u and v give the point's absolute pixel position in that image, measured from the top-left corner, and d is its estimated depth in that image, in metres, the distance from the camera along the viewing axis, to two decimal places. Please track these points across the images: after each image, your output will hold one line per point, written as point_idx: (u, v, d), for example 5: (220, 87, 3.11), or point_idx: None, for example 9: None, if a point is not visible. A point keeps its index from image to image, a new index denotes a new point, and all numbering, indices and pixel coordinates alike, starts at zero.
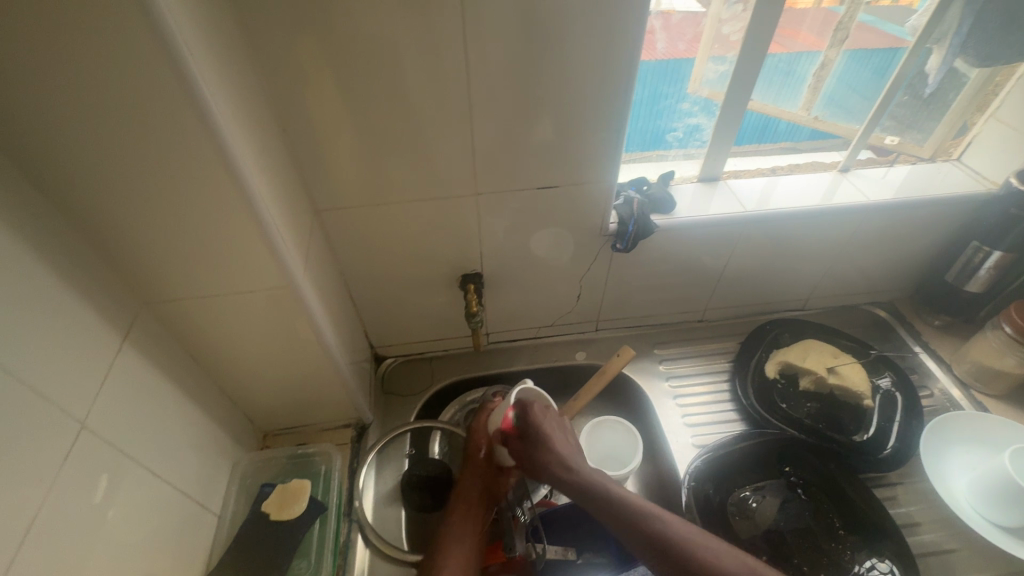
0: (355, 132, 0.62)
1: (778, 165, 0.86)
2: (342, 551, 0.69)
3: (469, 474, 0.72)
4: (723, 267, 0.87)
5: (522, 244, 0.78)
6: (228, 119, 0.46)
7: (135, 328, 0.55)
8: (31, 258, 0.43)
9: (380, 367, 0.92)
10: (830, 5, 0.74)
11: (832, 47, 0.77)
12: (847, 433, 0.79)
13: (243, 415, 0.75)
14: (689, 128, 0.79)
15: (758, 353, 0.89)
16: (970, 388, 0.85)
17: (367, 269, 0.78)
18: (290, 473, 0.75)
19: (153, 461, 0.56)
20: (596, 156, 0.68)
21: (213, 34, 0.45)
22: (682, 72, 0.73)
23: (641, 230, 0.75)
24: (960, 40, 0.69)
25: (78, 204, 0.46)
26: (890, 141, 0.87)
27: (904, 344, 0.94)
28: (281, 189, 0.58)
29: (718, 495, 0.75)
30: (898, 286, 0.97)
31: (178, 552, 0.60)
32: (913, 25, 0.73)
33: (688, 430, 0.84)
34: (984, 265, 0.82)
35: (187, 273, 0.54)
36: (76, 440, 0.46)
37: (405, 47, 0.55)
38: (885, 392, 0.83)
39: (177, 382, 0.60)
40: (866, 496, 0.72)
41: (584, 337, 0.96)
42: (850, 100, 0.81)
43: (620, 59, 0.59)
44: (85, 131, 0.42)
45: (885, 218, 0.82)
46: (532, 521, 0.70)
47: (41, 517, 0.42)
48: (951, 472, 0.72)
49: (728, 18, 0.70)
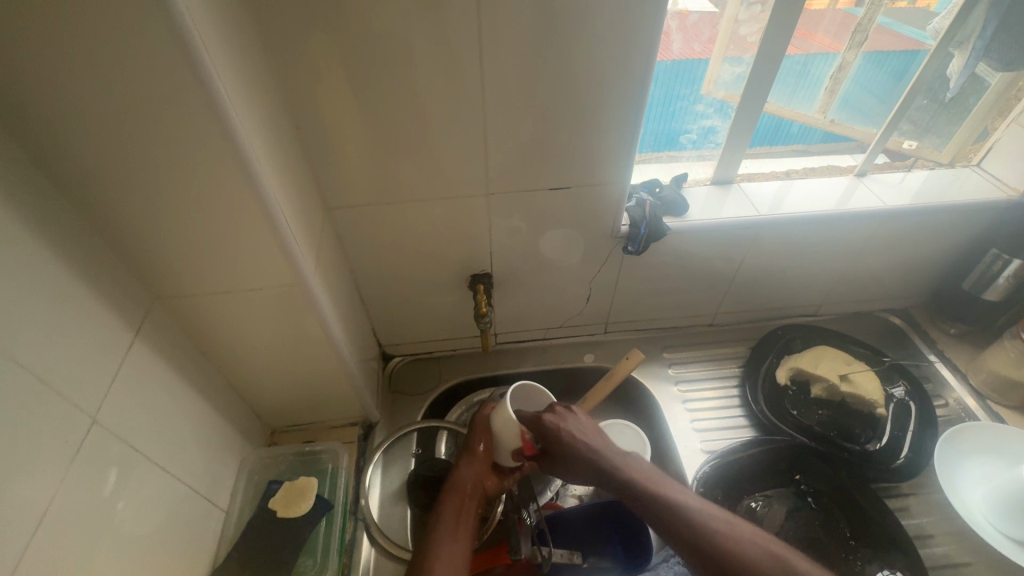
0: (368, 130, 0.62)
1: (792, 168, 0.85)
2: (348, 550, 0.69)
3: (469, 468, 0.68)
4: (735, 271, 0.86)
5: (533, 245, 0.78)
6: (241, 116, 0.46)
7: (146, 323, 0.55)
8: (44, 252, 0.43)
9: (387, 366, 0.92)
10: (846, 7, 0.72)
11: (849, 49, 0.76)
12: (859, 442, 0.77)
13: (251, 411, 0.76)
14: (703, 130, 0.78)
15: (769, 358, 0.88)
16: (986, 398, 0.84)
17: (377, 268, 0.78)
18: (297, 470, 0.75)
19: (162, 456, 0.56)
20: (609, 156, 0.68)
21: (228, 31, 0.45)
22: (696, 74, 0.73)
23: (653, 232, 0.74)
24: (984, 43, 0.67)
25: (93, 199, 0.46)
26: (907, 146, 0.85)
27: (918, 353, 0.92)
28: (293, 187, 0.58)
29: (726, 502, 0.75)
30: (913, 293, 0.96)
31: (185, 547, 0.60)
32: (935, 28, 0.71)
33: (696, 435, 0.83)
34: (1003, 273, 0.80)
35: (197, 269, 0.54)
36: (87, 435, 0.46)
37: (419, 45, 0.55)
38: (899, 401, 0.82)
39: (186, 377, 0.61)
40: (877, 507, 0.71)
41: (593, 339, 0.95)
42: (866, 103, 0.80)
43: (636, 58, 0.58)
44: (101, 127, 0.42)
45: (903, 224, 0.81)
46: (537, 524, 0.68)
47: (50, 512, 0.42)
48: (966, 485, 0.71)
49: (745, 19, 0.68)
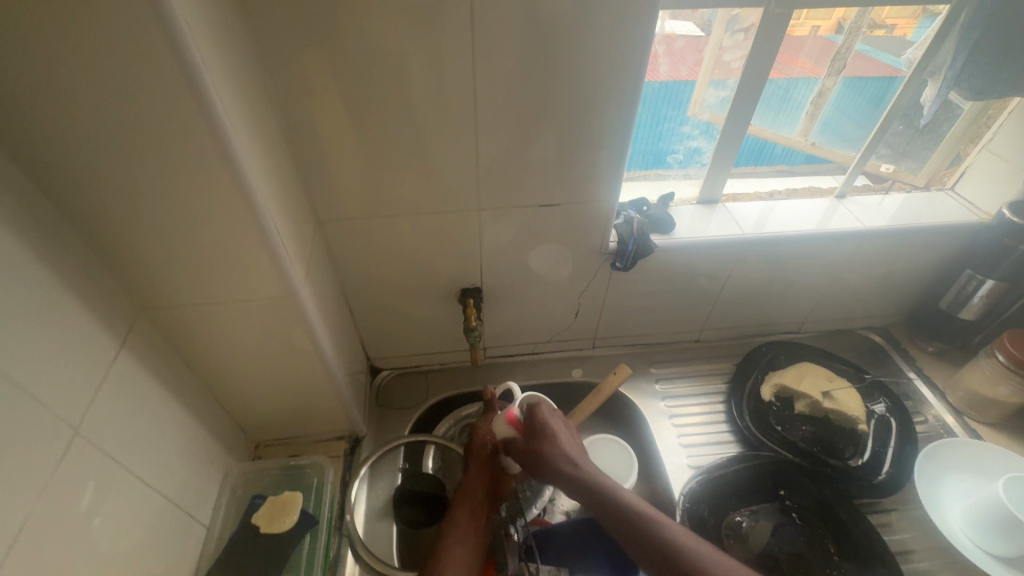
0: (360, 145, 0.63)
1: (776, 189, 0.88)
2: (331, 566, 0.68)
3: (472, 467, 0.74)
4: (721, 287, 0.87)
5: (522, 260, 0.78)
6: (236, 130, 0.46)
7: (132, 335, 0.54)
8: (31, 260, 0.43)
9: (375, 379, 0.92)
10: (828, 34, 0.74)
11: (830, 75, 0.78)
12: (842, 457, 0.79)
13: (236, 425, 0.75)
14: (689, 150, 0.81)
15: (753, 374, 0.90)
16: (964, 415, 0.86)
17: (366, 282, 0.78)
18: (282, 484, 0.74)
19: (143, 469, 0.55)
20: (597, 175, 0.69)
21: (225, 48, 0.46)
22: (682, 96, 0.74)
23: (640, 249, 0.76)
24: (954, 74, 0.69)
25: (81, 207, 0.46)
26: (885, 168, 0.88)
27: (898, 369, 0.94)
28: (285, 200, 0.58)
29: (714, 519, 0.75)
30: (893, 311, 0.98)
31: (163, 564, 0.58)
32: (909, 58, 0.74)
33: (683, 450, 0.84)
34: (978, 293, 0.83)
35: (185, 281, 0.54)
36: (68, 447, 0.45)
37: (412, 62, 0.56)
38: (880, 417, 0.84)
39: (171, 388, 0.60)
40: (857, 519, 0.72)
41: (581, 354, 0.96)
42: (846, 128, 0.83)
43: (624, 80, 0.60)
44: (93, 134, 0.42)
45: (882, 244, 0.83)
46: (525, 539, 0.69)
47: (28, 527, 0.41)
48: (945, 498, 0.73)
49: (730, 46, 0.70)
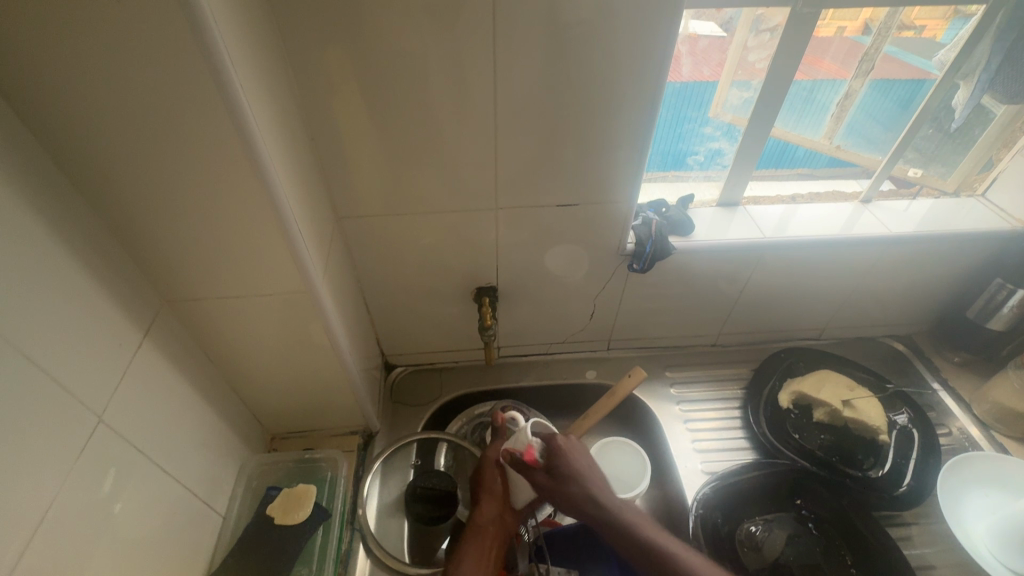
0: (379, 142, 0.63)
1: (798, 193, 0.86)
2: (343, 559, 0.69)
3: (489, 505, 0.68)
4: (739, 291, 0.86)
5: (538, 260, 0.78)
6: (261, 126, 0.47)
7: (156, 325, 0.56)
8: (59, 250, 0.44)
9: (390, 375, 0.93)
10: (854, 35, 0.72)
11: (856, 77, 0.75)
12: (861, 468, 0.77)
13: (252, 416, 0.76)
14: (710, 152, 0.80)
15: (771, 380, 0.88)
16: (990, 428, 0.84)
17: (383, 277, 0.78)
18: (296, 477, 0.75)
19: (163, 458, 0.56)
20: (616, 177, 0.69)
21: (252, 44, 0.47)
22: (704, 97, 0.73)
23: (658, 251, 0.75)
24: (989, 76, 0.68)
25: (107, 198, 0.47)
26: (913, 173, 0.86)
27: (921, 380, 0.92)
28: (307, 196, 0.58)
29: (727, 526, 0.74)
30: (917, 320, 0.96)
31: (181, 552, 0.59)
32: (941, 59, 0.72)
33: (697, 456, 0.83)
34: (1008, 302, 0.81)
35: (205, 274, 0.55)
36: (92, 434, 0.46)
37: (433, 60, 0.56)
38: (903, 428, 0.81)
39: (190, 378, 0.61)
40: (876, 532, 0.71)
41: (595, 355, 0.95)
42: (872, 130, 0.80)
43: (647, 79, 0.59)
44: (121, 128, 0.43)
45: (907, 251, 0.81)
46: (535, 540, 0.71)
47: (52, 512, 0.42)
48: (967, 512, 0.71)
49: (754, 46, 0.69)
